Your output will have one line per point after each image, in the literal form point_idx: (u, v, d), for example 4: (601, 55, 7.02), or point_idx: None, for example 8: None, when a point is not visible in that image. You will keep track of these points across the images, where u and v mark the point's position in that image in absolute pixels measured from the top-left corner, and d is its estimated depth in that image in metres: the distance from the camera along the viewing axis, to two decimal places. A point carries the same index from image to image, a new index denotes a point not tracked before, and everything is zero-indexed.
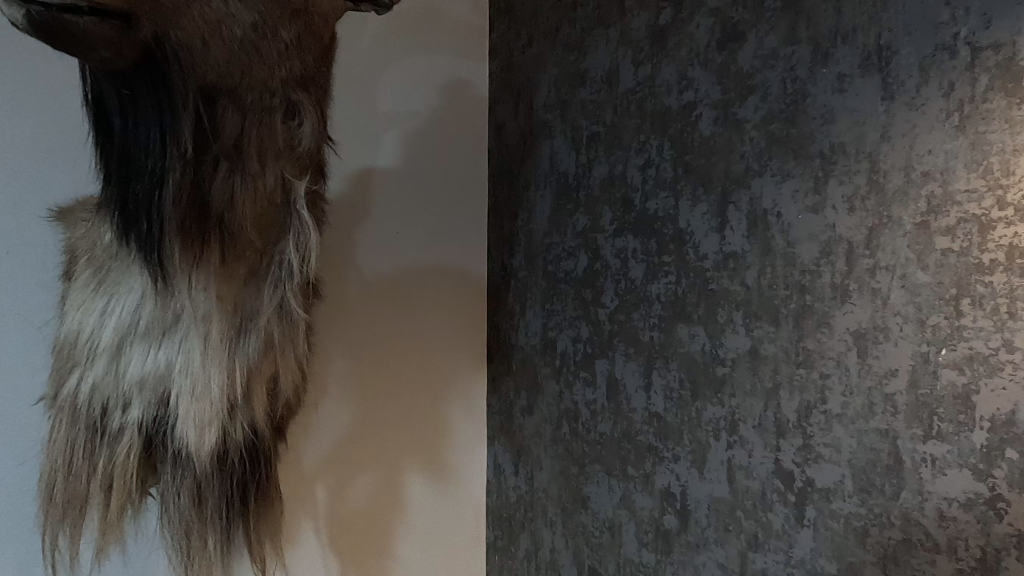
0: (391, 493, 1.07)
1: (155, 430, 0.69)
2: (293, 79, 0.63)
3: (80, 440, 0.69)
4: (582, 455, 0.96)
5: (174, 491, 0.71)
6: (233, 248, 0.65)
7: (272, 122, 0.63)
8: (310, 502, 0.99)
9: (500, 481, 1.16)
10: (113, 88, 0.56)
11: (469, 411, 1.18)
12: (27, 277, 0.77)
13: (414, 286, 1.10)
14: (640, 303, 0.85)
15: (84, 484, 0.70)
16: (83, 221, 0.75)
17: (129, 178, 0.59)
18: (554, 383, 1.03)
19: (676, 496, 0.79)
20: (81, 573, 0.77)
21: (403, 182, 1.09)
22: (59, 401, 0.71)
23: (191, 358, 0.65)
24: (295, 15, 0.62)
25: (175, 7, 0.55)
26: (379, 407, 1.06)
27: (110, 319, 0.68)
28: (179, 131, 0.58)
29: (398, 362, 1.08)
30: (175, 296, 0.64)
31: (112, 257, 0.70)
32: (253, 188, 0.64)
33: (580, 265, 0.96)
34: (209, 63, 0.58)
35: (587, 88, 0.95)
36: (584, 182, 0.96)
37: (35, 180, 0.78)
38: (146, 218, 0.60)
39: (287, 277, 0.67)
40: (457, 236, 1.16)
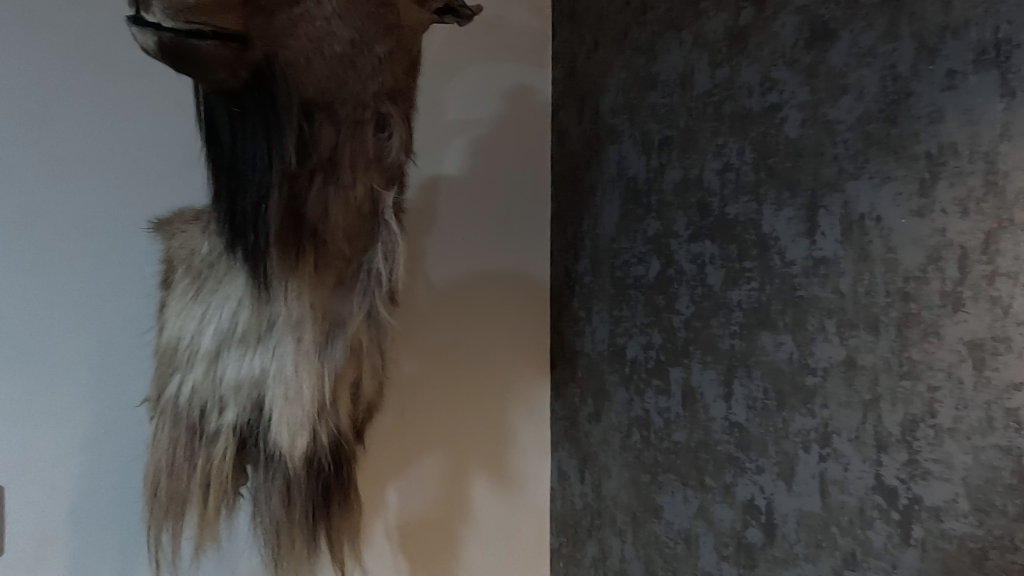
0: (458, 496, 1.08)
1: (249, 432, 0.72)
2: (384, 93, 0.65)
3: (181, 441, 0.73)
4: (654, 464, 0.95)
5: (266, 490, 0.74)
6: (326, 257, 0.67)
7: (364, 135, 0.65)
8: (383, 503, 1.01)
9: (565, 487, 1.15)
10: (224, 106, 0.60)
11: (534, 416, 1.18)
12: (128, 286, 0.82)
13: (480, 292, 1.11)
14: (718, 310, 0.83)
15: (185, 483, 0.73)
16: (181, 231, 0.79)
17: (237, 192, 0.62)
18: (623, 391, 1.01)
19: (760, 509, 0.76)
20: (182, 566, 0.81)
21: (470, 189, 1.10)
22: (162, 403, 0.75)
23: (285, 364, 0.68)
24: (389, 30, 0.63)
25: (284, 28, 0.57)
26: (447, 411, 1.08)
27: (209, 326, 0.71)
28: (282, 145, 0.61)
29: (465, 367, 1.10)
30: (272, 303, 0.66)
31: (210, 267, 0.73)
32: (345, 199, 0.66)
33: (652, 271, 0.95)
34: (311, 80, 0.60)
35: (658, 91, 0.94)
36: (655, 187, 0.94)
37: (136, 194, 0.83)
38: (253, 230, 0.63)
39: (375, 285, 0.69)
40: (522, 242, 1.17)
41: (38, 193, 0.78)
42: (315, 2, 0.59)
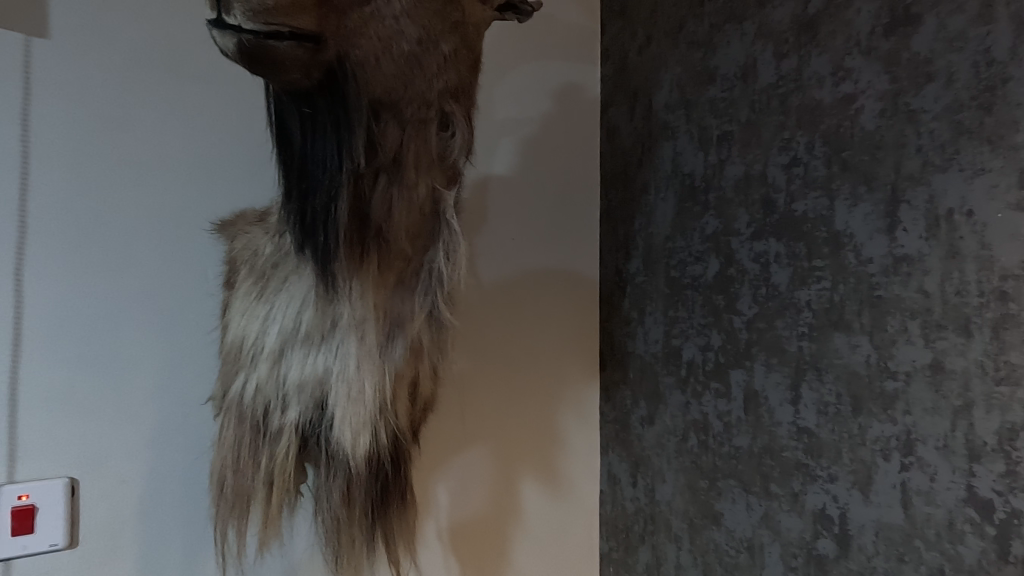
0: (509, 498, 1.07)
1: (311, 431, 0.73)
2: (448, 91, 0.64)
3: (245, 439, 0.74)
4: (713, 469, 0.92)
5: (327, 488, 0.74)
6: (390, 256, 0.67)
7: (428, 134, 0.64)
8: (435, 504, 1.00)
9: (616, 490, 1.13)
10: (295, 107, 0.60)
11: (583, 418, 1.16)
12: (192, 286, 0.84)
13: (529, 292, 1.10)
14: (785, 311, 0.80)
15: (250, 481, 0.74)
16: (245, 232, 0.81)
17: (308, 193, 0.62)
18: (679, 394, 0.99)
19: (833, 519, 0.73)
20: (247, 562, 0.83)
21: (519, 189, 1.09)
22: (227, 401, 0.76)
23: (347, 363, 0.68)
24: (454, 28, 0.63)
25: (355, 28, 0.57)
26: (499, 412, 1.07)
27: (273, 325, 0.72)
28: (351, 145, 0.61)
29: (515, 368, 1.08)
30: (336, 303, 0.66)
31: (274, 266, 0.74)
32: (408, 198, 0.66)
33: (710, 270, 0.92)
34: (380, 79, 0.60)
35: (717, 85, 0.91)
36: (714, 184, 0.92)
37: (201, 198, 0.85)
38: (323, 231, 0.63)
39: (436, 285, 0.69)
40: (571, 241, 1.15)
41: (109, 198, 0.80)
42: (385, 1, 0.58)
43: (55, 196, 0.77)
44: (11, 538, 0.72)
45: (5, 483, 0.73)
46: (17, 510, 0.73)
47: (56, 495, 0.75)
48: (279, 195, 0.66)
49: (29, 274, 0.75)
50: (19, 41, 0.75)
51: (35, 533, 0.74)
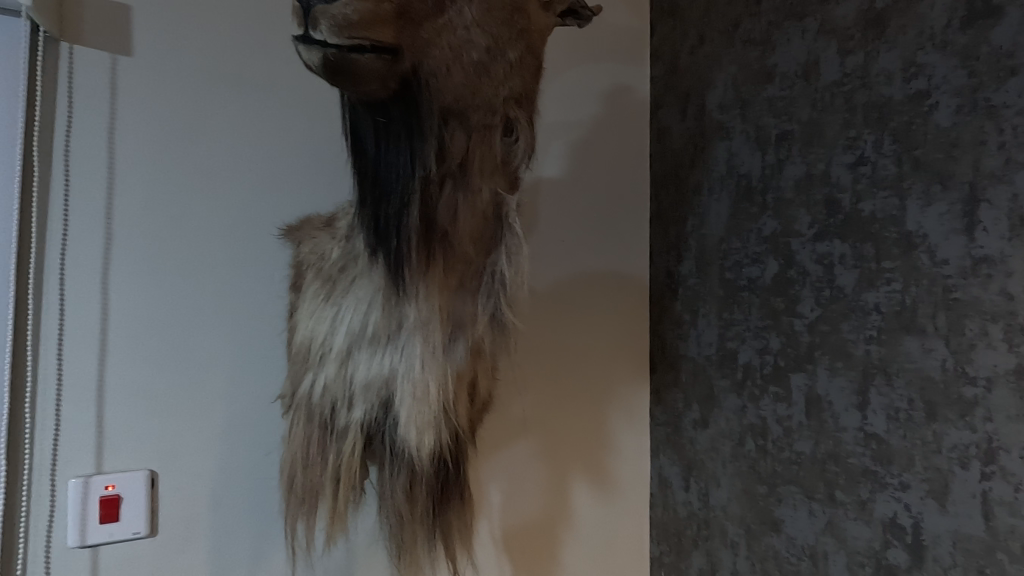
0: (561, 501, 1.07)
1: (375, 429, 0.75)
2: (513, 97, 0.66)
3: (314, 435, 0.77)
4: (771, 475, 0.90)
5: (391, 485, 0.76)
6: (455, 259, 0.68)
7: (493, 139, 0.66)
8: (487, 503, 1.00)
9: (667, 494, 1.12)
10: (370, 116, 0.62)
11: (633, 421, 1.15)
12: (261, 289, 0.88)
13: (580, 294, 1.10)
14: (851, 314, 0.78)
15: (318, 476, 0.77)
16: (312, 237, 0.85)
17: (380, 199, 0.65)
18: (734, 397, 0.98)
19: (905, 529, 0.71)
20: (316, 554, 0.87)
21: (570, 191, 1.09)
22: (297, 399, 0.79)
23: (413, 364, 0.70)
24: (520, 36, 0.64)
25: (429, 39, 0.59)
26: (551, 414, 1.06)
27: (341, 327, 0.75)
28: (422, 151, 0.63)
29: (567, 370, 1.08)
30: (403, 304, 0.68)
31: (342, 269, 0.77)
32: (474, 203, 0.67)
33: (768, 272, 0.91)
34: (450, 88, 0.62)
35: (776, 84, 0.90)
36: (773, 184, 0.90)
37: (267, 204, 0.88)
38: (395, 236, 0.65)
39: (499, 287, 0.71)
40: (621, 242, 1.15)
41: (184, 205, 0.84)
42: (457, 12, 0.60)
43: (136, 204, 0.81)
44: (99, 526, 0.77)
45: (94, 473, 0.78)
46: (105, 499, 0.78)
47: (138, 487, 0.80)
48: (353, 202, 0.69)
49: (114, 277, 0.80)
50: (105, 59, 0.80)
51: (120, 522, 0.78)
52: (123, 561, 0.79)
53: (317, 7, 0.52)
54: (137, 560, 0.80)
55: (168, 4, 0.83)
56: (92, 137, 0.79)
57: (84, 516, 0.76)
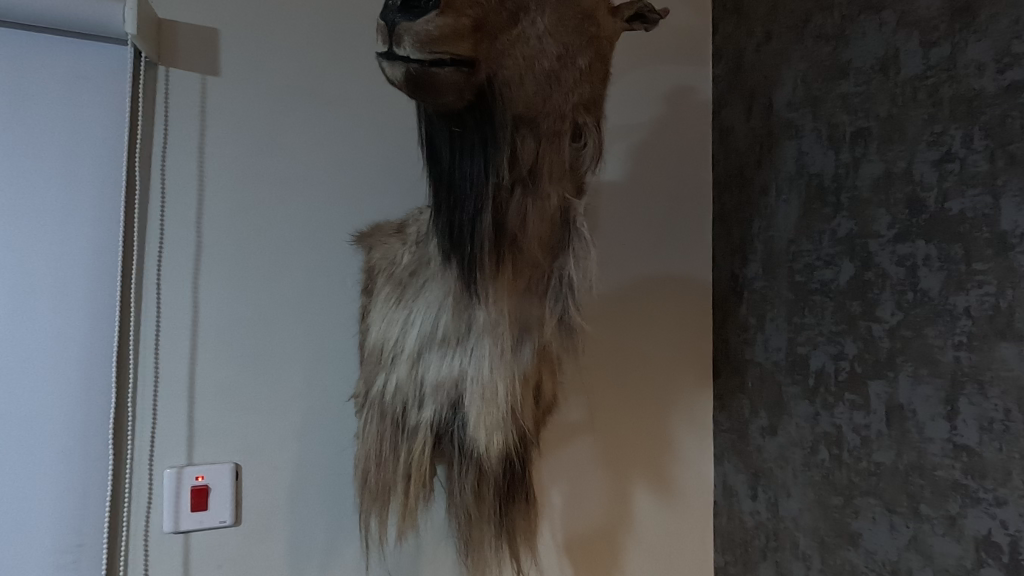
0: (624, 508, 1.05)
1: (445, 429, 0.77)
2: (582, 103, 0.67)
3: (387, 433, 0.80)
4: (848, 486, 0.87)
5: (460, 483, 0.78)
6: (524, 263, 0.70)
7: (562, 145, 0.67)
8: (549, 507, 0.99)
9: (732, 503, 1.09)
10: (446, 126, 0.64)
11: (696, 427, 1.12)
12: (335, 293, 0.92)
13: (642, 297, 1.08)
14: (937, 318, 0.74)
15: (391, 473, 0.80)
16: (383, 243, 0.88)
17: (455, 206, 0.67)
18: (806, 404, 0.94)
19: (1001, 547, 0.67)
20: (388, 548, 0.90)
21: (631, 193, 1.07)
22: (370, 398, 0.83)
23: (482, 366, 0.72)
24: (589, 43, 0.65)
25: (504, 49, 0.61)
26: (613, 418, 1.04)
27: (411, 329, 0.77)
28: (495, 158, 0.65)
29: (629, 374, 1.06)
30: (474, 306, 0.70)
31: (413, 273, 0.80)
32: (543, 208, 0.68)
33: (843, 274, 0.87)
34: (523, 96, 0.63)
35: (850, 80, 0.87)
36: (848, 184, 0.87)
37: (339, 211, 0.92)
38: (469, 241, 0.67)
39: (567, 290, 0.72)
40: (683, 245, 1.13)
41: (265, 214, 0.89)
42: (530, 23, 0.62)
43: (223, 214, 0.87)
44: (190, 514, 0.83)
45: (185, 465, 0.84)
46: (195, 489, 0.83)
47: (224, 479, 0.85)
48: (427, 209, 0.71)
49: (204, 282, 0.86)
50: (197, 79, 0.86)
51: (208, 510, 0.84)
52: (211, 548, 0.85)
53: (400, 25, 0.54)
54: (225, 548, 0.85)
55: (252, 25, 0.89)
56: (186, 152, 0.86)
57: (177, 504, 0.82)
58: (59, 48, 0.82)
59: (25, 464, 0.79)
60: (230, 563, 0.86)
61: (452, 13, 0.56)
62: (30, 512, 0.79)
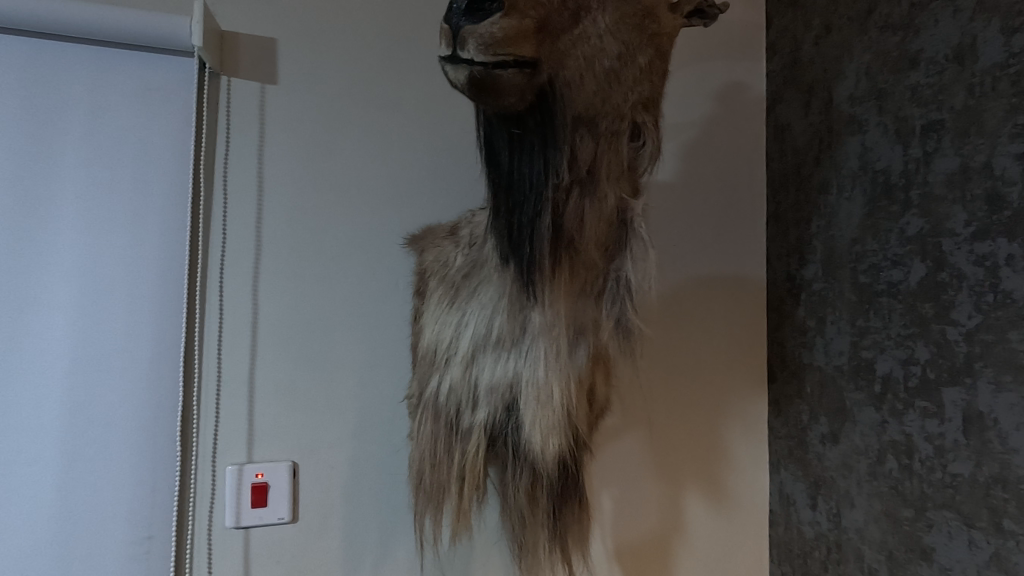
0: (676, 515, 1.02)
1: (499, 431, 0.76)
2: (640, 102, 0.66)
3: (441, 435, 0.80)
4: (919, 498, 0.83)
5: (514, 485, 0.78)
6: (582, 265, 0.69)
7: (621, 145, 0.66)
8: (600, 512, 0.97)
9: (790, 512, 1.05)
10: (505, 128, 0.65)
11: (750, 434, 1.09)
12: (388, 296, 0.93)
13: (694, 299, 1.05)
14: (1021, 322, 0.70)
15: (445, 475, 0.80)
16: (436, 245, 0.89)
17: (514, 208, 0.67)
18: (872, 411, 0.90)
19: None
20: (443, 547, 0.90)
21: (681, 193, 1.04)
22: (424, 399, 0.83)
23: (537, 368, 0.71)
24: (649, 41, 0.65)
25: (565, 50, 0.61)
26: (664, 424, 1.02)
27: (466, 331, 0.77)
28: (555, 158, 0.64)
29: (681, 379, 1.03)
30: (529, 308, 0.70)
31: (467, 275, 0.80)
32: (600, 209, 0.68)
33: (913, 275, 0.84)
34: (583, 96, 0.63)
35: (921, 71, 0.83)
36: (918, 180, 0.83)
37: (392, 215, 0.93)
38: (528, 242, 0.67)
39: (624, 292, 0.71)
40: (736, 246, 1.09)
41: (321, 218, 0.91)
42: (591, 22, 0.61)
43: (281, 220, 0.89)
44: (251, 510, 0.85)
45: (246, 462, 0.86)
46: (255, 486, 0.86)
47: (282, 477, 0.87)
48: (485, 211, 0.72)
49: (263, 285, 0.89)
50: (256, 88, 0.89)
51: (268, 507, 0.86)
52: (270, 544, 0.87)
53: (465, 28, 0.54)
54: (284, 544, 0.87)
55: (308, 34, 0.91)
56: (246, 159, 0.88)
57: (239, 501, 0.85)
58: (131, 62, 0.86)
59: (99, 459, 0.83)
60: (288, 559, 0.88)
61: (516, 14, 0.56)
62: (103, 505, 0.83)
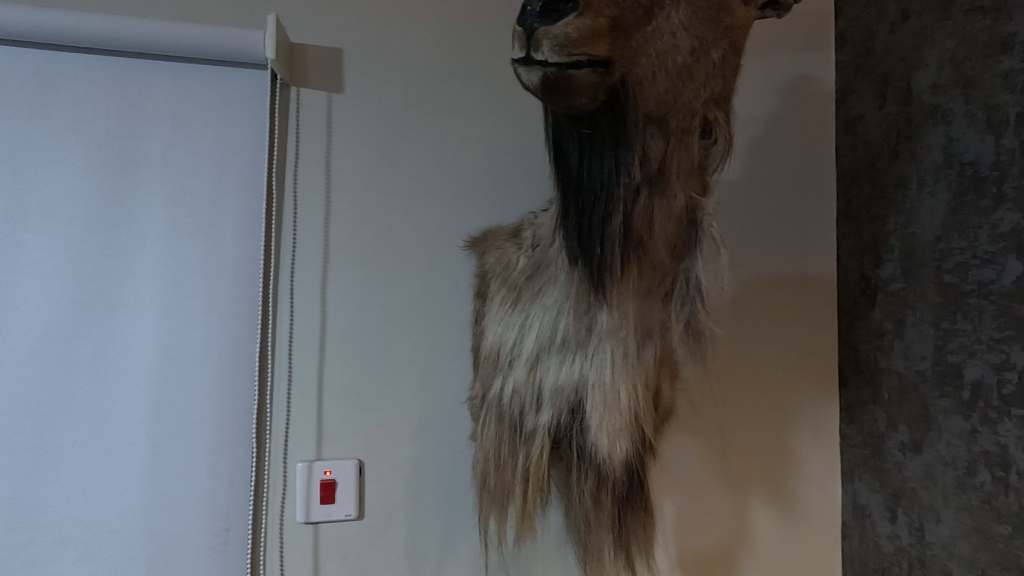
0: (741, 526, 0.98)
1: (563, 433, 0.76)
2: (712, 98, 0.65)
3: (505, 436, 0.80)
4: (1017, 513, 0.77)
5: (579, 488, 0.78)
6: (650, 266, 0.68)
7: (692, 142, 0.65)
8: (661, 519, 0.94)
9: (865, 524, 0.99)
10: (575, 129, 0.65)
11: (821, 443, 1.02)
12: (449, 299, 0.94)
13: (761, 302, 1.00)
14: None
15: (510, 476, 0.80)
16: (497, 246, 0.89)
17: (584, 209, 0.67)
18: (960, 419, 0.85)
19: None
20: (507, 548, 0.91)
21: (747, 190, 1.00)
22: (488, 400, 0.83)
23: (604, 370, 0.71)
24: (723, 35, 0.64)
25: (638, 47, 0.60)
26: (731, 431, 0.97)
27: (529, 333, 0.77)
28: (626, 158, 0.64)
29: (749, 384, 0.99)
30: (596, 310, 0.70)
31: (529, 277, 0.79)
32: (670, 209, 0.67)
33: (1008, 274, 0.79)
34: (654, 93, 0.62)
35: (1015, 55, 0.78)
36: (1014, 173, 0.78)
37: (453, 219, 0.94)
38: (598, 243, 0.67)
39: (694, 293, 0.70)
40: (805, 243, 1.03)
41: (386, 222, 0.93)
42: (665, 17, 0.61)
43: (348, 225, 0.92)
44: (321, 505, 0.88)
45: (314, 459, 0.89)
46: (324, 482, 0.88)
47: (349, 474, 0.89)
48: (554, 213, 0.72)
49: (330, 287, 0.92)
50: (323, 98, 0.92)
51: (336, 503, 0.89)
52: (339, 540, 0.89)
53: (539, 29, 0.56)
54: (351, 540, 0.90)
55: (372, 43, 0.93)
56: (315, 167, 0.92)
57: (309, 496, 0.88)
58: (209, 77, 0.91)
59: (182, 454, 0.87)
60: (355, 556, 0.90)
61: (590, 14, 0.56)
62: (184, 499, 0.87)
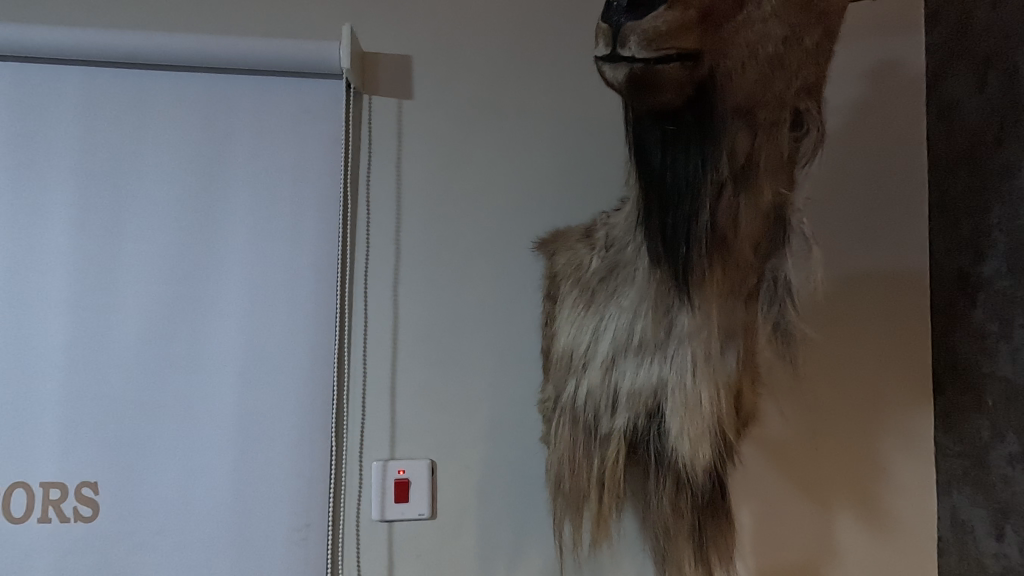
0: (825, 537, 0.92)
1: (640, 437, 0.74)
2: (803, 88, 0.63)
3: (580, 439, 0.78)
4: None
5: (657, 492, 0.76)
6: (735, 266, 0.66)
7: (780, 135, 0.64)
8: (739, 528, 0.90)
9: (966, 541, 0.91)
10: (658, 126, 0.65)
11: (913, 452, 0.95)
12: (519, 300, 0.94)
13: (846, 300, 0.95)
14: None
15: (585, 480, 0.79)
16: (570, 248, 0.89)
17: (668, 209, 0.66)
18: None
19: None
20: (581, 552, 0.90)
21: (829, 183, 0.95)
22: (561, 404, 0.80)
23: (684, 373, 0.69)
24: (816, 21, 0.62)
25: (727, 38, 0.60)
26: (814, 437, 0.92)
27: (604, 335, 0.75)
28: (713, 154, 0.64)
29: (834, 389, 0.93)
30: (675, 313, 0.69)
31: (603, 278, 0.77)
32: (757, 205, 0.65)
33: None
34: (743, 86, 0.62)
35: None
36: None
37: (521, 220, 0.94)
38: (684, 243, 0.66)
39: (781, 293, 0.67)
40: (894, 238, 0.96)
41: (453, 225, 0.94)
42: (756, 6, 0.60)
43: (418, 228, 0.94)
44: (395, 504, 0.90)
45: (388, 459, 0.91)
46: (398, 481, 0.90)
47: (422, 473, 0.91)
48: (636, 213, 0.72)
49: (402, 290, 0.93)
50: (394, 105, 0.94)
51: (409, 503, 0.90)
52: (412, 538, 0.91)
53: (627, 25, 0.59)
54: (424, 539, 0.91)
55: (441, 49, 0.95)
56: (386, 172, 0.94)
57: (384, 494, 0.90)
58: (288, 90, 0.95)
59: (265, 450, 0.91)
60: (428, 555, 0.91)
61: (678, 7, 0.58)
62: (268, 493, 0.90)
